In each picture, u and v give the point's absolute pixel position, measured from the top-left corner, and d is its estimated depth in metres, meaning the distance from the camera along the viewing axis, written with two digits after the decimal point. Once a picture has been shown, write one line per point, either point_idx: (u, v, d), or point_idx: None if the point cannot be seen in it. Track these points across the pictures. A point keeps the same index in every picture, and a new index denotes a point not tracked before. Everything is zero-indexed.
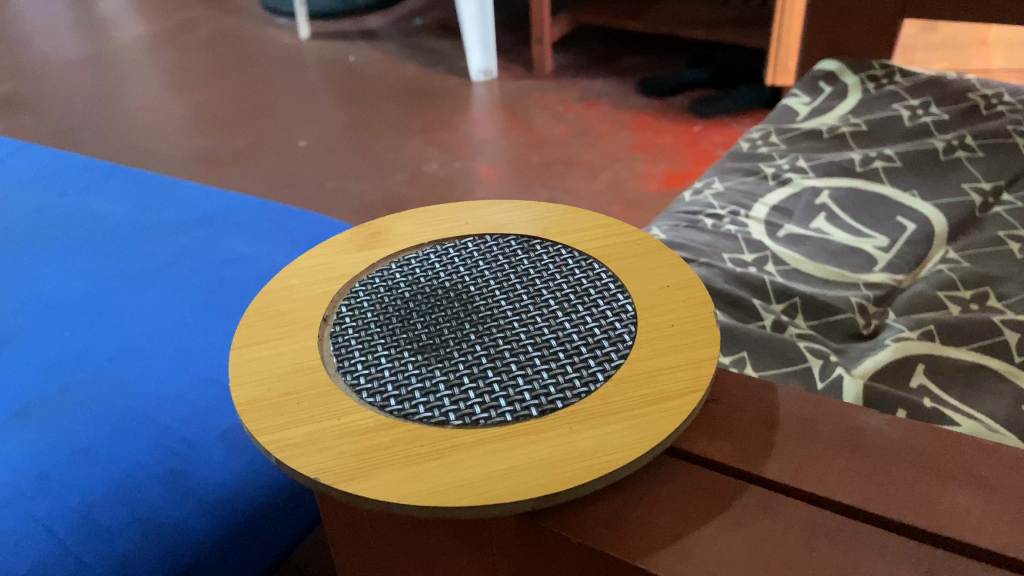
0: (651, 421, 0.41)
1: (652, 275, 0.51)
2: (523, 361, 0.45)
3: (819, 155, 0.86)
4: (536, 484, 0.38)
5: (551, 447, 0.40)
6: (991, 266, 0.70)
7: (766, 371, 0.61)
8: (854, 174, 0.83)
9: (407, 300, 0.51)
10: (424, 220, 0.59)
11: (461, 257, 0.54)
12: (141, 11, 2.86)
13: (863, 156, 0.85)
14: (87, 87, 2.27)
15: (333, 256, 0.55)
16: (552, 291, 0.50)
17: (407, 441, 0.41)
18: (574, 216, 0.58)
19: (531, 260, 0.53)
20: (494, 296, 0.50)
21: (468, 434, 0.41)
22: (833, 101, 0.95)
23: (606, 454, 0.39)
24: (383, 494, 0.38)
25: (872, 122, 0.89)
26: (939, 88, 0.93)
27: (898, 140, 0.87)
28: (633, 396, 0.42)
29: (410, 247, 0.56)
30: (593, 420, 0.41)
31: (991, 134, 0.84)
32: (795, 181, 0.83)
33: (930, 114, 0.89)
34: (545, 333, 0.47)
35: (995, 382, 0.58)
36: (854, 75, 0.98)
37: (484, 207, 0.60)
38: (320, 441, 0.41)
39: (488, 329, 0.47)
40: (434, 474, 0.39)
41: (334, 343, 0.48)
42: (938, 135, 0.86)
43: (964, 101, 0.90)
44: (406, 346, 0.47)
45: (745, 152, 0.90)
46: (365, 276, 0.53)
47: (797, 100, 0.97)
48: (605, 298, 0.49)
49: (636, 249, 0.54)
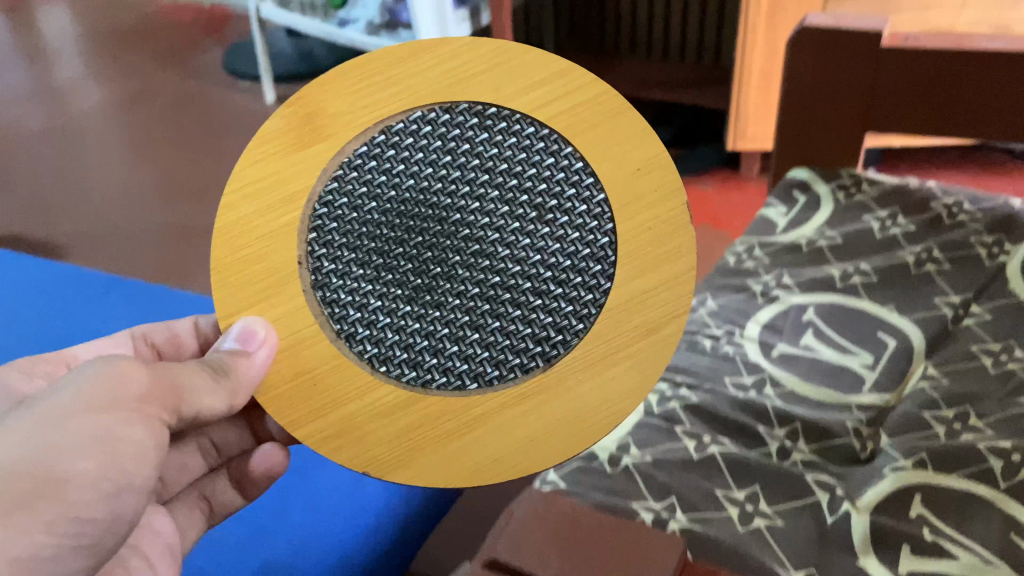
0: (629, 364, 0.62)
1: (623, 150, 0.60)
2: (511, 303, 0.60)
3: (801, 271, 0.93)
4: (547, 455, 0.62)
5: (548, 409, 0.62)
6: (970, 384, 0.77)
7: (778, 504, 0.69)
8: (835, 290, 0.90)
9: (386, 222, 0.60)
10: (353, 88, 0.60)
11: (415, 143, 0.60)
12: (132, 108, 3.08)
13: (841, 272, 0.92)
14: (89, 196, 2.54)
15: (279, 156, 0.60)
16: (517, 200, 0.60)
17: (446, 407, 0.61)
18: (521, 67, 0.61)
19: (486, 141, 0.60)
20: (464, 208, 0.60)
21: (483, 400, 0.61)
22: (808, 211, 1.02)
23: (594, 411, 0.62)
24: (428, 479, 0.62)
25: (847, 236, 0.97)
26: (903, 197, 1.01)
27: (874, 252, 0.94)
28: (622, 332, 0.62)
29: (356, 135, 0.60)
30: (590, 366, 0.61)
31: (957, 245, 0.92)
32: (782, 298, 0.90)
33: (898, 225, 0.97)
34: (524, 264, 0.60)
35: (984, 509, 0.66)
36: (826, 184, 1.05)
37: (434, 44, 0.60)
38: (361, 424, 0.61)
39: (467, 265, 0.60)
40: (472, 451, 0.62)
41: (331, 308, 0.61)
42: (907, 246, 0.94)
43: (928, 211, 0.98)
44: (404, 294, 0.60)
45: (732, 267, 0.97)
46: (326, 186, 0.60)
47: (775, 209, 1.05)
48: (573, 201, 0.60)
49: (593, 115, 0.60)
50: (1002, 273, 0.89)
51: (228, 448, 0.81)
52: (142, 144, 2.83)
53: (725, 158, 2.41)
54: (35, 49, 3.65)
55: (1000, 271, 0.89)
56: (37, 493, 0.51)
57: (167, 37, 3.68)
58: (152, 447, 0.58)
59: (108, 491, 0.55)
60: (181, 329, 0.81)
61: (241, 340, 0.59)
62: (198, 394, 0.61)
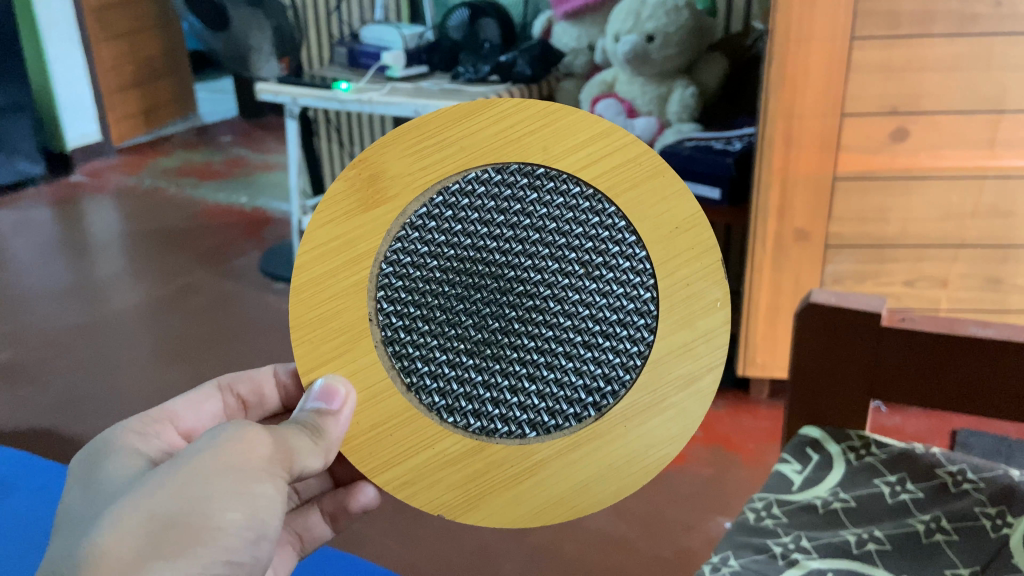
0: (672, 411, 0.90)
1: (651, 207, 0.87)
2: (556, 342, 0.86)
3: (818, 535, 1.01)
4: (601, 498, 0.91)
5: (592, 453, 0.90)
6: None
7: None
8: (852, 555, 0.97)
9: (452, 283, 0.86)
10: (410, 147, 0.87)
11: (467, 207, 0.86)
12: (169, 309, 3.23)
13: (856, 538, 0.99)
14: (117, 399, 2.60)
15: (341, 219, 0.87)
16: (562, 263, 0.86)
17: (511, 455, 0.89)
18: (568, 124, 0.87)
19: (534, 203, 0.86)
20: (522, 271, 0.86)
21: (540, 446, 0.89)
22: (821, 470, 1.12)
23: (638, 456, 0.91)
24: (496, 520, 0.91)
25: (858, 498, 1.06)
26: (910, 463, 1.11)
27: (884, 518, 1.03)
28: (663, 386, 0.89)
29: (415, 198, 0.87)
30: (636, 416, 0.89)
31: (963, 516, 1.01)
32: (800, 562, 0.96)
33: (907, 490, 1.07)
34: (566, 320, 0.86)
35: None
36: (836, 443, 1.16)
37: (482, 109, 0.87)
38: (429, 471, 0.90)
39: (522, 316, 0.86)
40: (533, 484, 0.90)
41: (399, 359, 0.88)
42: (917, 514, 1.02)
43: (934, 478, 1.08)
44: (470, 345, 0.86)
45: (753, 524, 1.04)
46: (391, 249, 0.87)
47: (790, 465, 1.13)
48: (607, 256, 0.86)
49: (631, 176, 0.87)
50: (1007, 544, 0.96)
51: (308, 492, 1.22)
52: (175, 345, 2.95)
53: (736, 381, 2.54)
54: (81, 247, 3.87)
55: (1004, 543, 0.96)
56: (208, 536, 0.78)
57: (202, 241, 3.91)
58: (278, 497, 0.87)
59: (254, 533, 0.84)
60: (258, 383, 1.17)
61: (325, 399, 0.87)
62: (300, 452, 0.88)
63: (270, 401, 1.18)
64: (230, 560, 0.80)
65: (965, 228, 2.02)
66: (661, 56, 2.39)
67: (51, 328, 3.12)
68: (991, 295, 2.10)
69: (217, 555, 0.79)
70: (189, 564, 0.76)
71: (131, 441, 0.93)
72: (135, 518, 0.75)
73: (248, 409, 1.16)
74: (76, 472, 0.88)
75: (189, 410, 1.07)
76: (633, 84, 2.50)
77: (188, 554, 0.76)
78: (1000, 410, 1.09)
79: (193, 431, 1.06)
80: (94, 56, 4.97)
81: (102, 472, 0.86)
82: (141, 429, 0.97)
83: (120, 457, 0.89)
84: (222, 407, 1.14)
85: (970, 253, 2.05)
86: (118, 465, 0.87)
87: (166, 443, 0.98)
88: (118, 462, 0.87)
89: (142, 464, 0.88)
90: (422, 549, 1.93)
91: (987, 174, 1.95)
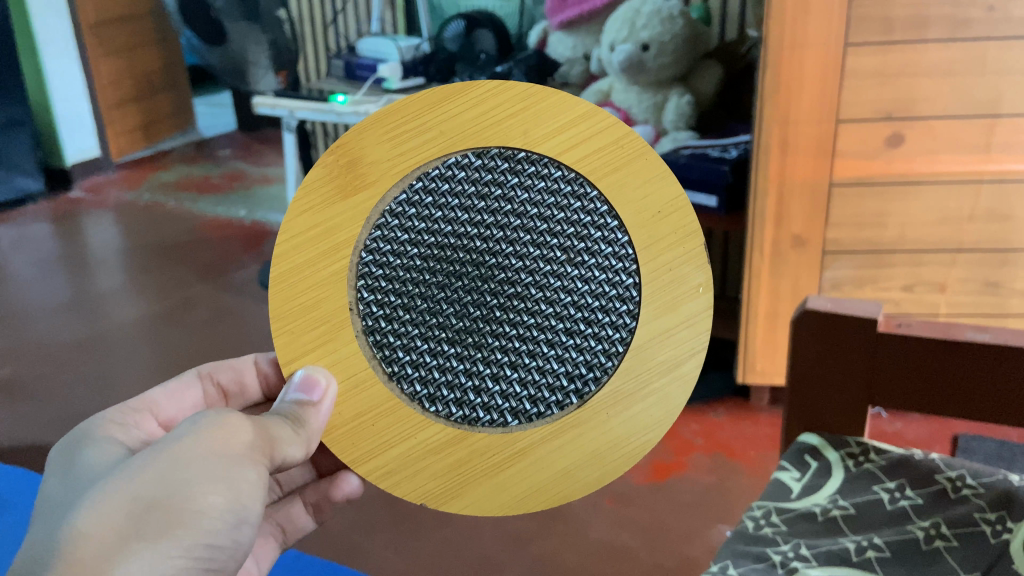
0: (654, 397, 0.90)
1: (632, 192, 0.87)
2: (538, 330, 0.86)
3: (817, 543, 1.00)
4: (584, 485, 0.91)
5: (574, 441, 0.90)
6: None
7: None
8: (851, 562, 0.96)
9: (434, 271, 0.86)
10: (389, 133, 0.87)
11: (449, 194, 0.86)
12: (168, 323, 3.23)
13: (856, 545, 0.99)
14: None
15: (320, 207, 0.87)
16: (544, 250, 0.86)
17: (494, 444, 0.89)
18: (549, 107, 0.87)
19: (515, 189, 0.86)
20: (503, 258, 0.86)
21: (522, 435, 0.89)
22: (820, 477, 1.12)
23: (621, 444, 0.91)
24: (480, 509, 0.91)
25: (858, 505, 1.06)
26: (910, 470, 1.11)
27: (884, 525, 1.02)
28: (644, 373, 0.89)
29: (396, 186, 0.87)
30: (618, 403, 0.89)
31: (962, 521, 1.00)
32: (800, 570, 0.95)
33: (906, 497, 1.06)
34: (548, 306, 0.86)
35: None
36: (835, 450, 1.15)
37: (463, 93, 0.87)
38: (411, 461, 0.90)
39: (504, 303, 0.86)
40: (516, 473, 0.90)
41: (381, 349, 0.88)
42: (917, 520, 1.02)
43: (934, 484, 1.08)
44: (453, 332, 0.86)
45: (752, 533, 1.04)
46: (373, 236, 0.87)
47: (788, 473, 1.13)
48: (589, 242, 0.86)
49: (612, 161, 0.87)
50: (1006, 552, 0.95)
51: (290, 483, 1.22)
52: (176, 360, 2.94)
53: (735, 387, 2.54)
54: (81, 262, 3.87)
55: (1005, 550, 0.95)
56: (188, 520, 0.78)
57: (201, 254, 3.92)
58: (260, 484, 0.87)
59: (236, 518, 0.84)
60: (241, 376, 1.16)
61: (304, 390, 0.87)
62: (281, 441, 0.89)
63: (251, 391, 1.17)
64: (212, 543, 0.81)
65: (963, 232, 2.02)
66: (656, 65, 2.40)
67: (50, 344, 3.12)
68: (991, 298, 2.10)
69: (198, 537, 0.79)
70: (169, 547, 0.76)
71: (110, 432, 0.93)
72: (116, 502, 0.76)
73: (229, 399, 1.16)
74: (53, 463, 0.87)
75: (170, 400, 1.08)
76: (629, 93, 2.52)
77: (168, 538, 0.76)
78: (995, 415, 1.09)
79: (171, 421, 1.06)
80: (93, 73, 4.99)
81: (82, 458, 0.86)
82: (120, 420, 0.97)
83: (100, 445, 0.89)
84: (201, 396, 1.14)
85: (968, 257, 2.05)
86: (97, 451, 0.87)
87: (144, 433, 0.99)
88: (97, 450, 0.87)
89: (120, 452, 0.88)
90: (420, 559, 1.92)
91: (984, 178, 1.95)
